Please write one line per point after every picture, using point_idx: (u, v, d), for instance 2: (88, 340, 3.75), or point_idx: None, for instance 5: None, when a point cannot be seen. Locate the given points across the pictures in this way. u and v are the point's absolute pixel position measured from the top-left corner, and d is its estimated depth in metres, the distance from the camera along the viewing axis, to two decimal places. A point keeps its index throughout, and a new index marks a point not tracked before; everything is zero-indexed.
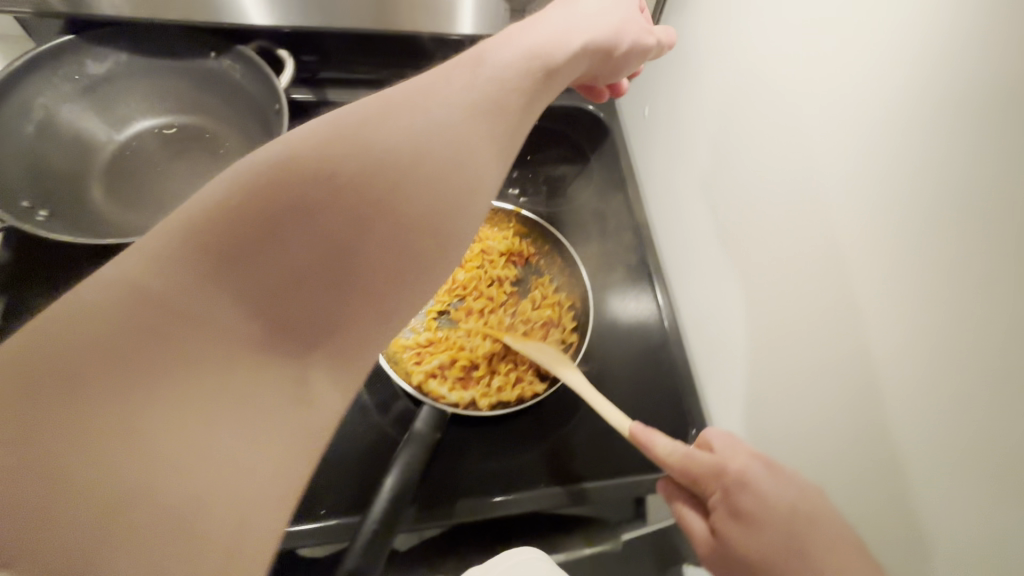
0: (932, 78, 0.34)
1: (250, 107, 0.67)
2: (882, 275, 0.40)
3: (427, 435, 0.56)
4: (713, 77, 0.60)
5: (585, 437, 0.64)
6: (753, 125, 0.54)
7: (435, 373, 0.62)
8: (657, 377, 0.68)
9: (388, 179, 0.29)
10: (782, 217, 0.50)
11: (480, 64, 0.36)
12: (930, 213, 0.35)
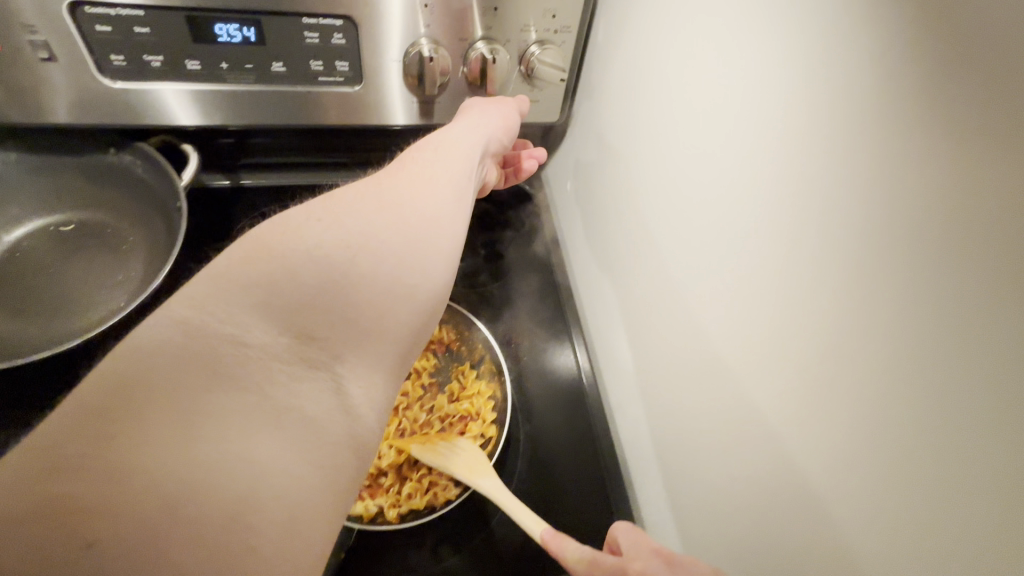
0: (825, 221, 0.30)
1: (151, 203, 0.65)
2: (784, 425, 0.35)
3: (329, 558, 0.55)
4: (624, 165, 0.56)
5: (505, 535, 0.60)
6: (660, 226, 0.50)
7: None
8: (584, 457, 0.64)
9: (324, 298, 0.28)
10: (707, 292, 0.42)
11: (387, 178, 0.37)
12: (834, 341, 0.29)
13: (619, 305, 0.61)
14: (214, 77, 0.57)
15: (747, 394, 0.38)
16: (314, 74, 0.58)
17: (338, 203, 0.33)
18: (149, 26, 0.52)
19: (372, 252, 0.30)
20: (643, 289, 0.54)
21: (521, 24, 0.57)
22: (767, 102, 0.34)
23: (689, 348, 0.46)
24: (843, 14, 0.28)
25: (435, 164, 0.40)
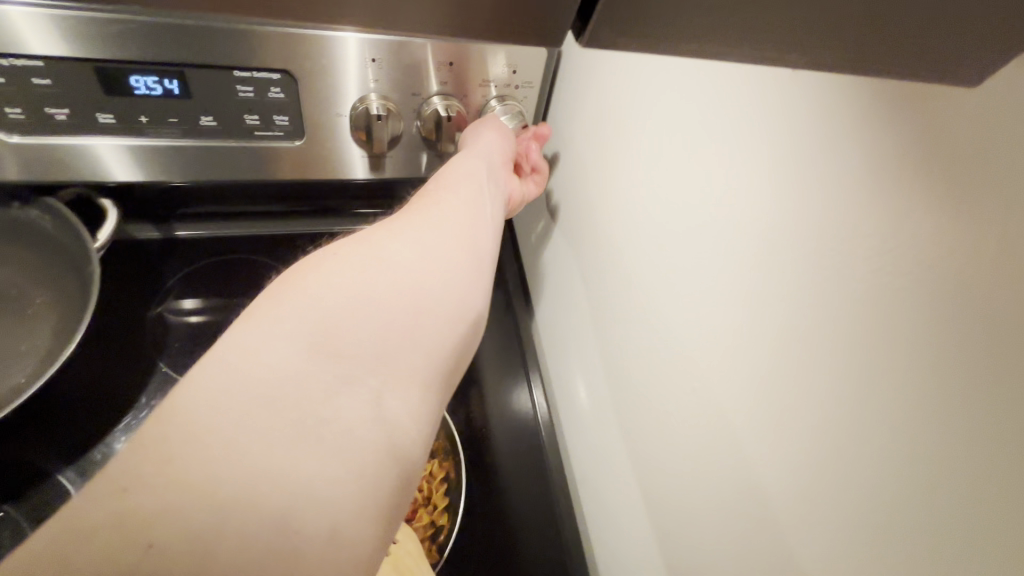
0: (810, 317, 0.30)
1: (48, 252, 0.58)
2: (783, 523, 0.33)
3: None
4: (591, 231, 0.55)
5: None
6: (630, 298, 0.48)
7: None
8: (545, 526, 0.61)
9: (351, 329, 0.31)
10: (709, 352, 0.38)
11: (403, 213, 0.41)
12: (859, 406, 0.27)
13: (586, 371, 0.59)
14: (134, 131, 0.52)
15: (764, 466, 0.34)
16: (250, 127, 0.54)
17: (361, 244, 0.36)
18: (51, 77, 0.46)
19: (389, 275, 0.34)
20: (629, 342, 0.49)
21: (481, 79, 0.56)
22: (740, 180, 0.33)
23: (668, 427, 0.44)
24: (820, 116, 0.28)
25: (442, 197, 0.44)
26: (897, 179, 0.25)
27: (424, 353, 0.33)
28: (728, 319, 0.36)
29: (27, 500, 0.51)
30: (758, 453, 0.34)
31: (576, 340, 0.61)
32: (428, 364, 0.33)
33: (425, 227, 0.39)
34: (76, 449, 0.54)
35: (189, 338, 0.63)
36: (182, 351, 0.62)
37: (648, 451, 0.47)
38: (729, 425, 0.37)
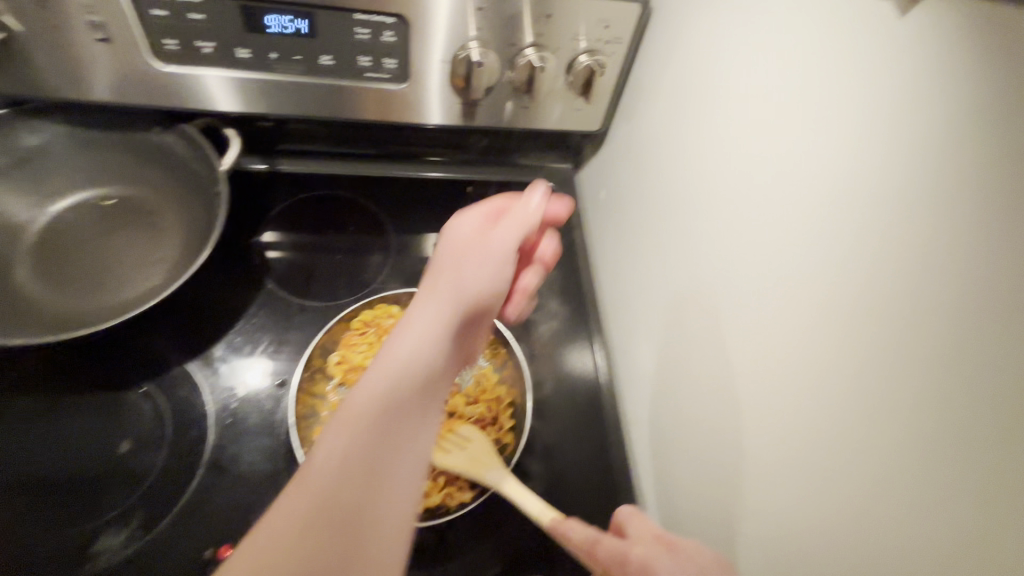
0: (854, 287, 0.34)
1: (178, 174, 0.66)
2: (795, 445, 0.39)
3: None
4: (670, 179, 0.58)
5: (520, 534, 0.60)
6: (693, 251, 0.53)
7: None
8: (605, 464, 0.63)
9: (349, 502, 0.33)
10: (772, 293, 0.41)
11: (388, 360, 0.40)
12: (904, 332, 0.31)
13: (643, 317, 0.64)
14: (263, 66, 0.58)
15: (807, 395, 0.38)
16: (361, 69, 0.59)
17: (348, 416, 0.36)
18: (203, 13, 0.53)
19: (409, 430, 0.38)
20: (692, 287, 0.53)
21: (574, 32, 0.59)
22: (818, 134, 0.37)
23: (716, 375, 0.49)
24: (923, 112, 0.30)
25: (416, 329, 0.43)
26: (951, 201, 0.28)
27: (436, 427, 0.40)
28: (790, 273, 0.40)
29: (161, 380, 0.59)
30: (803, 381, 0.38)
31: (637, 285, 0.66)
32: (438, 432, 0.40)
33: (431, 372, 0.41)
34: (200, 343, 0.62)
35: (292, 257, 0.71)
36: (286, 268, 0.70)
37: (701, 388, 0.51)
38: (781, 359, 0.41)
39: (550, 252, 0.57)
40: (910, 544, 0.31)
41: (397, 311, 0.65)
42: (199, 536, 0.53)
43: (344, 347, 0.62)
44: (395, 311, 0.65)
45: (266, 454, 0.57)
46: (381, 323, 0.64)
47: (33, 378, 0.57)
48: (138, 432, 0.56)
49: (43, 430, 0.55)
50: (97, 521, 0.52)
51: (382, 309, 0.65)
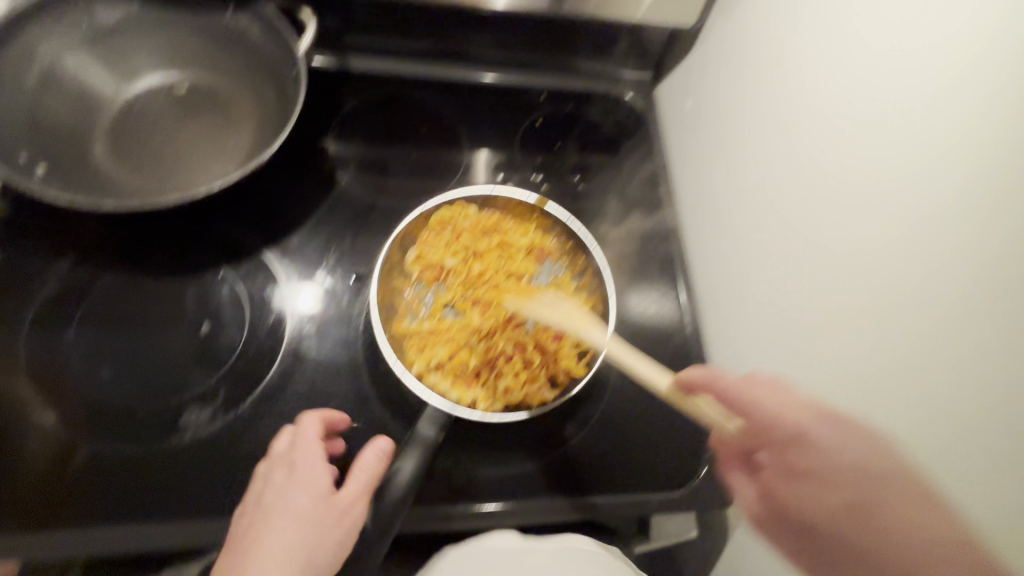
0: (970, 196, 0.34)
1: (252, 61, 0.63)
2: (866, 365, 0.41)
3: (430, 440, 0.48)
4: (763, 107, 0.56)
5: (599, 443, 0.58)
6: (775, 147, 0.54)
7: (432, 368, 0.55)
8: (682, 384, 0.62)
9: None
10: (862, 172, 0.43)
11: (283, 530, 0.42)
12: (1002, 182, 0.32)
13: (718, 223, 0.64)
14: None
15: (888, 262, 0.40)
16: None
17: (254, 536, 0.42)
18: None
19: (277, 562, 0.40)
20: (771, 184, 0.55)
21: None
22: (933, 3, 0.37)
23: (793, 262, 0.51)
24: None
25: (290, 534, 0.42)
26: None
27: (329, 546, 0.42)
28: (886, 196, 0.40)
29: (238, 266, 0.58)
30: (885, 251, 0.40)
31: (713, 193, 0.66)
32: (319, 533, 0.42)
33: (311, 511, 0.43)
34: (276, 233, 0.60)
35: (364, 153, 0.68)
36: (359, 162, 0.67)
37: (775, 278, 0.54)
38: (865, 235, 0.42)
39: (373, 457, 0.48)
40: (955, 413, 0.34)
41: (474, 212, 0.62)
42: (282, 418, 0.52)
43: (422, 245, 0.61)
44: (471, 212, 0.62)
45: (344, 345, 0.56)
46: (457, 223, 0.62)
47: (106, 253, 0.55)
48: (217, 314, 0.55)
49: (123, 306, 0.54)
50: (183, 395, 0.51)
51: (458, 208, 0.62)
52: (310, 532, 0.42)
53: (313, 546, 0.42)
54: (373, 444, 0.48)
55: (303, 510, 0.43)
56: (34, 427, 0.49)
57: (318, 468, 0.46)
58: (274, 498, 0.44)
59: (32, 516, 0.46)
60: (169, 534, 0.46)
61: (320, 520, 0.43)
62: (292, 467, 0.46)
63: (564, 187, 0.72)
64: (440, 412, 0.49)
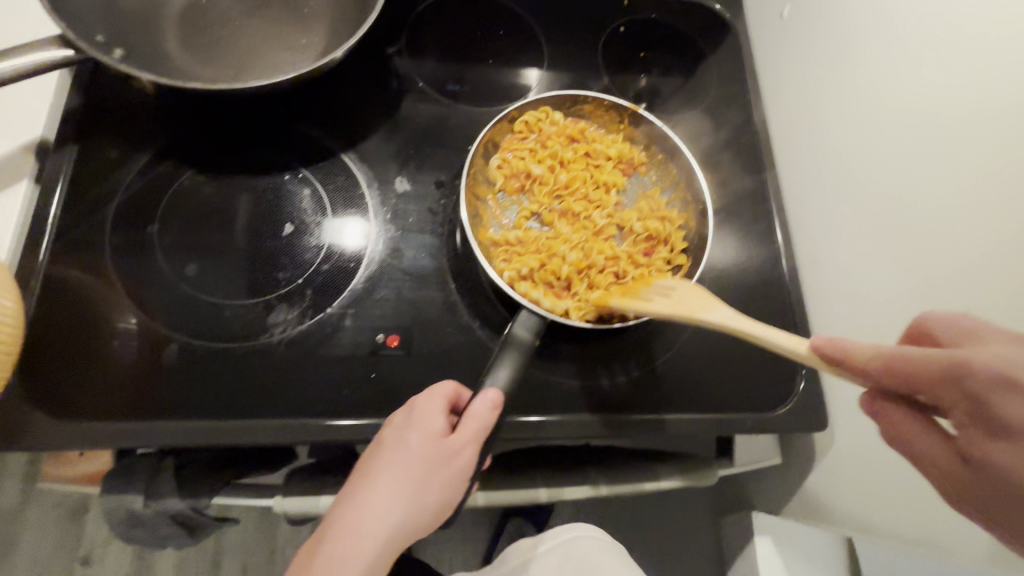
0: None
1: None
2: (944, 255, 0.47)
3: (527, 343, 0.45)
4: (855, 17, 0.57)
5: (688, 362, 0.56)
6: (910, 42, 0.51)
7: (521, 276, 0.52)
8: (770, 308, 0.60)
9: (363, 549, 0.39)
10: None
11: (392, 472, 0.40)
12: None
13: (819, 134, 0.61)
14: None
15: None
16: None
17: (361, 479, 0.40)
18: None
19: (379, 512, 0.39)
20: (903, 82, 0.52)
21: None
22: None
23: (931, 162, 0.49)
24: None
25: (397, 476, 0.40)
26: None
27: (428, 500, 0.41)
28: (926, 128, 0.49)
29: (318, 168, 0.55)
30: None
31: (815, 100, 0.63)
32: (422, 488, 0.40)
33: (417, 460, 0.40)
34: (353, 137, 0.58)
35: (441, 55, 0.64)
36: (437, 64, 0.63)
37: (898, 183, 0.52)
38: None
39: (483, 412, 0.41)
40: None
41: (560, 118, 0.58)
42: (368, 322, 0.51)
43: (505, 152, 0.57)
44: (558, 118, 0.58)
45: (429, 253, 0.54)
46: (543, 129, 0.58)
47: (185, 152, 0.54)
48: (299, 215, 0.53)
49: (204, 205, 0.52)
50: (270, 295, 0.50)
51: (544, 113, 0.58)
52: (412, 485, 0.40)
53: (411, 501, 0.40)
54: (482, 393, 0.41)
55: (410, 464, 0.40)
56: (121, 322, 0.48)
57: (435, 416, 0.42)
58: (393, 435, 0.42)
59: (127, 404, 0.46)
60: (264, 428, 0.46)
61: (423, 476, 0.40)
62: (413, 408, 0.43)
63: (649, 97, 0.67)
64: (538, 316, 0.46)
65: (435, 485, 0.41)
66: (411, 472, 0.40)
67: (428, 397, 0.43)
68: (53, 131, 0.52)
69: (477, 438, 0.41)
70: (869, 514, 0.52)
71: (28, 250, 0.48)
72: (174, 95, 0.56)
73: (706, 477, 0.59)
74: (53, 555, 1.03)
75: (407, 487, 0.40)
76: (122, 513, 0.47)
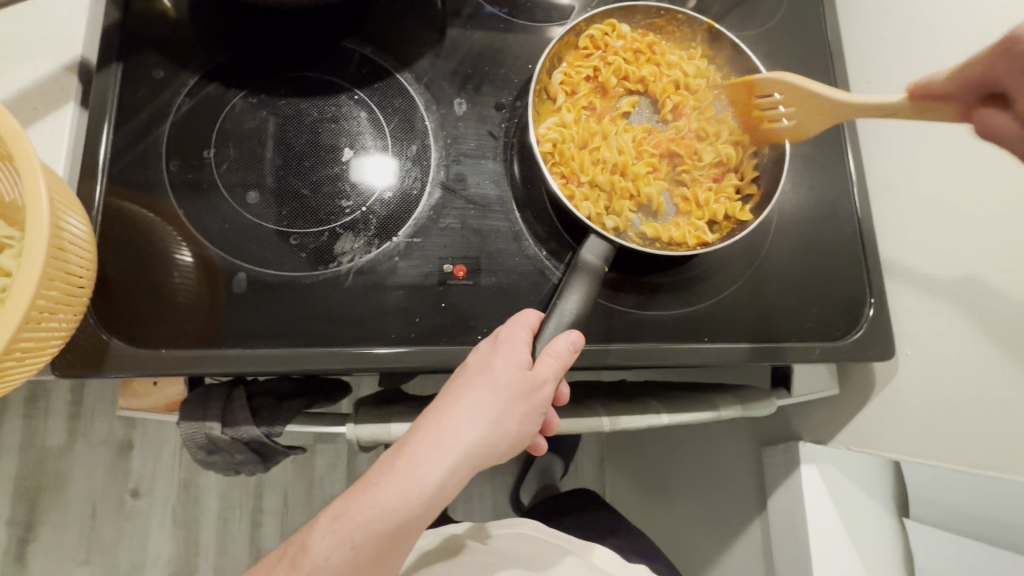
0: None
1: None
2: None
3: (599, 269, 0.43)
4: None
5: (755, 293, 0.54)
6: None
7: (587, 197, 0.50)
8: (840, 237, 0.58)
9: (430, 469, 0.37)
10: None
11: (474, 400, 0.37)
12: None
13: (901, 49, 0.57)
14: None
15: None
16: None
17: (442, 403, 0.38)
18: None
19: (454, 436, 0.36)
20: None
21: None
22: None
23: None
24: None
25: (476, 406, 0.37)
26: None
27: (505, 435, 0.38)
28: None
29: (373, 90, 0.52)
30: None
31: (899, 12, 0.58)
32: (501, 418, 0.37)
33: (499, 391, 0.37)
34: (406, 55, 0.54)
35: None
36: None
37: None
38: None
39: (569, 347, 0.39)
40: None
41: (627, 32, 0.55)
42: (434, 251, 0.49)
43: (569, 67, 0.54)
44: (625, 32, 0.55)
45: (492, 180, 0.52)
46: (609, 44, 0.54)
47: (233, 72, 0.51)
48: (357, 140, 0.51)
49: (257, 130, 0.50)
50: (334, 223, 0.49)
51: (609, 27, 0.54)
52: (492, 411, 0.37)
53: (491, 425, 0.37)
54: (566, 333, 0.39)
55: (495, 389, 0.37)
56: (185, 252, 0.47)
57: (521, 345, 0.39)
58: (476, 360, 0.39)
59: (201, 333, 0.45)
60: (337, 355, 0.46)
61: (505, 403, 0.37)
62: (498, 336, 0.40)
63: (715, 12, 0.62)
64: (608, 241, 0.44)
65: (516, 420, 0.38)
66: (493, 397, 0.37)
67: (512, 326, 0.40)
68: (93, 48, 0.49)
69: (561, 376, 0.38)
70: (930, 440, 0.53)
71: (83, 177, 0.46)
72: (215, 11, 0.52)
73: (767, 407, 0.59)
74: (103, 486, 1.08)
75: (489, 412, 0.37)
76: (199, 441, 0.48)
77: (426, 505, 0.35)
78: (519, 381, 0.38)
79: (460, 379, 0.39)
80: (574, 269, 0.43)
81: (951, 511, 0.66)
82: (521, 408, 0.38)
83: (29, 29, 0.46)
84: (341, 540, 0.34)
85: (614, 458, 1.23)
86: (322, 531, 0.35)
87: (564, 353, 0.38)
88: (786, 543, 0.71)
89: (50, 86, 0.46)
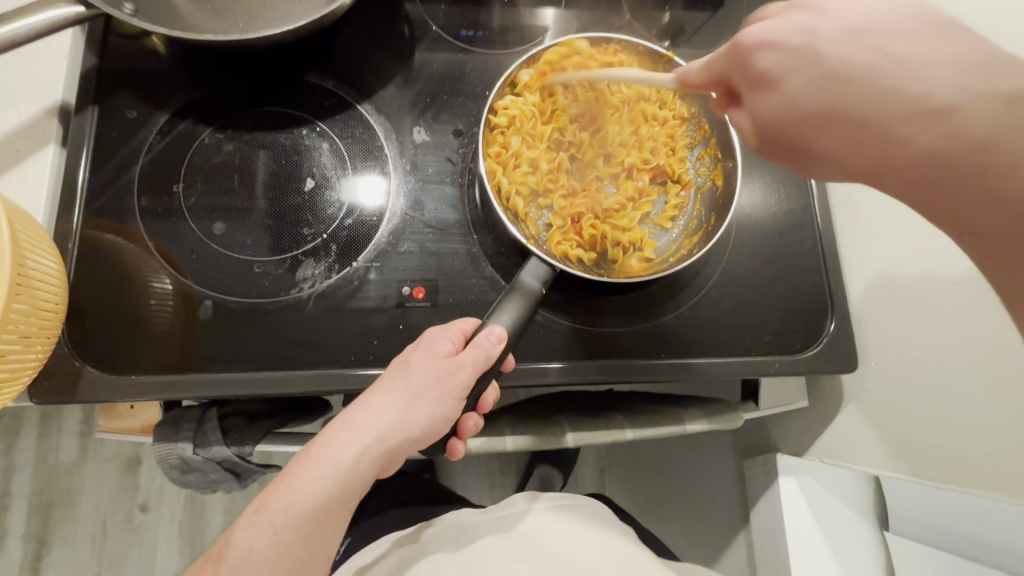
0: None
1: None
2: None
3: (539, 288, 0.44)
4: None
5: (714, 308, 0.55)
6: None
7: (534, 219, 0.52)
8: (801, 250, 0.58)
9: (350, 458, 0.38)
10: None
11: (391, 392, 0.39)
12: None
13: None
14: None
15: None
16: None
17: (364, 395, 0.40)
18: None
19: (368, 423, 0.38)
20: None
21: None
22: None
23: None
24: None
25: (392, 397, 0.39)
26: None
27: (421, 424, 0.38)
28: None
29: (335, 122, 0.55)
30: None
31: None
32: (415, 407, 0.39)
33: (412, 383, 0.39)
34: (369, 87, 0.56)
35: None
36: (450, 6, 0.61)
37: None
38: None
39: (485, 342, 0.40)
40: None
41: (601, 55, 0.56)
42: (394, 274, 0.51)
43: (542, 81, 0.55)
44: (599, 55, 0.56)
45: (450, 204, 0.54)
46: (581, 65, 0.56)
47: (204, 110, 0.54)
48: (319, 169, 0.53)
49: (224, 164, 0.53)
50: (297, 250, 0.51)
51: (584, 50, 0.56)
52: (404, 400, 0.39)
53: (404, 409, 0.38)
54: (488, 328, 0.40)
55: (410, 379, 0.39)
56: (157, 280, 0.49)
57: (441, 340, 0.41)
58: (401, 358, 0.41)
59: (170, 358, 0.48)
60: (300, 379, 0.47)
61: (418, 392, 0.39)
62: (424, 335, 0.42)
63: (675, 32, 0.63)
64: (547, 265, 0.45)
65: (431, 408, 0.39)
66: (407, 383, 0.39)
67: (441, 328, 0.42)
68: (72, 93, 0.52)
69: (474, 364, 0.39)
70: (894, 455, 0.52)
71: (61, 213, 0.49)
72: (188, 52, 0.55)
73: (733, 420, 0.59)
74: (112, 502, 1.11)
75: (401, 401, 0.39)
76: (172, 460, 0.50)
77: (339, 486, 0.37)
78: (433, 372, 0.39)
79: (387, 374, 0.41)
80: (521, 275, 0.44)
81: (933, 526, 0.65)
82: (438, 399, 0.39)
83: (11, 77, 0.50)
84: (263, 529, 0.35)
85: (613, 470, 1.23)
86: (244, 524, 0.35)
87: (483, 347, 0.40)
88: (767, 556, 0.71)
89: (31, 129, 0.49)
